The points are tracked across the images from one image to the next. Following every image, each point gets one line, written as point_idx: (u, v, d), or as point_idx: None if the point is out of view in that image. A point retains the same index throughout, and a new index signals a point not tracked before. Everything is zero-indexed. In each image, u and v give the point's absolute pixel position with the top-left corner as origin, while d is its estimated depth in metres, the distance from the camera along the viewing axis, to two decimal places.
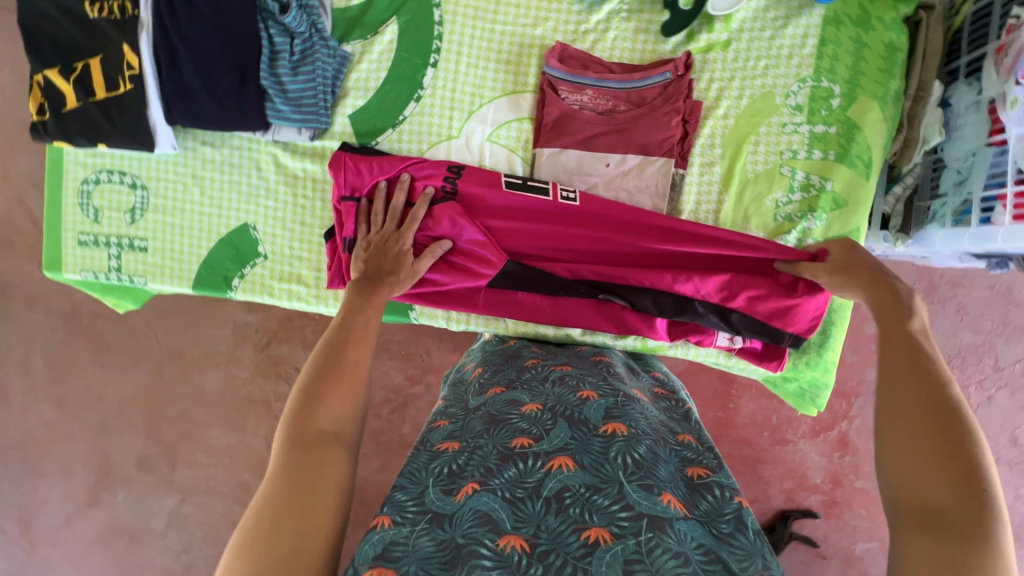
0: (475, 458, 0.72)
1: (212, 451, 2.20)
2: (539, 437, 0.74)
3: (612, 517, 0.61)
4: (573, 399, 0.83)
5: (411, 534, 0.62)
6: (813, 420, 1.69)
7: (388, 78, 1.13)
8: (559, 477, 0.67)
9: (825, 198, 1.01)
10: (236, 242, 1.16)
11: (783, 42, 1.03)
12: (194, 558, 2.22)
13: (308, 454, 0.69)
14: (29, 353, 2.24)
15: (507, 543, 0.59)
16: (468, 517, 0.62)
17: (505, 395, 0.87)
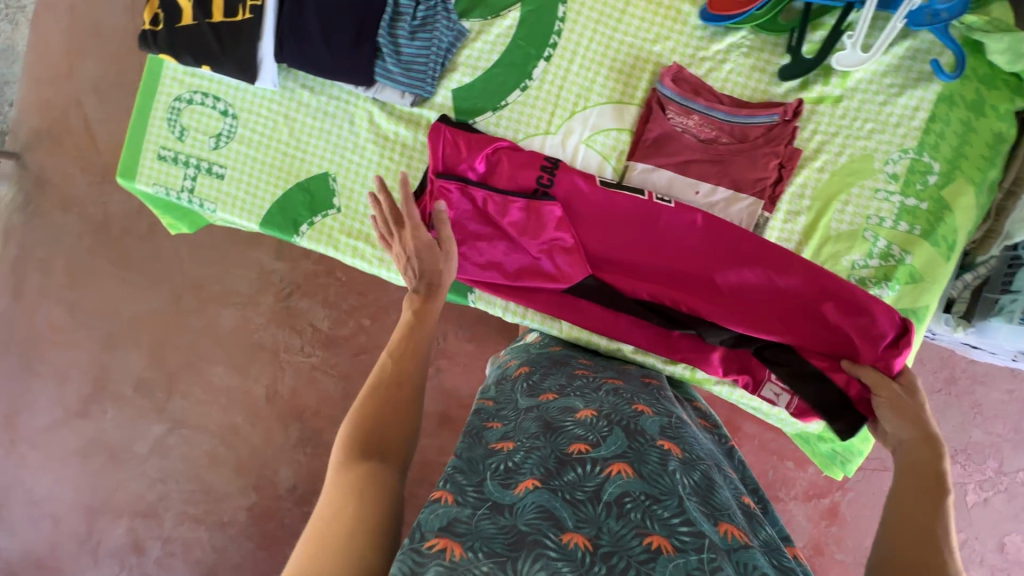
0: (534, 457, 0.74)
1: (210, 388, 2.20)
2: (597, 444, 0.76)
3: (673, 528, 0.63)
4: (628, 409, 0.86)
5: (474, 516, 0.64)
6: (808, 484, 1.69)
7: (500, 61, 1.13)
8: (619, 482, 0.69)
9: (902, 269, 1.01)
10: (313, 188, 1.16)
11: (893, 109, 1.04)
12: (169, 489, 2.20)
13: (363, 465, 0.73)
14: (53, 253, 2.24)
15: (570, 540, 0.60)
16: (530, 509, 0.64)
17: (559, 401, 0.88)
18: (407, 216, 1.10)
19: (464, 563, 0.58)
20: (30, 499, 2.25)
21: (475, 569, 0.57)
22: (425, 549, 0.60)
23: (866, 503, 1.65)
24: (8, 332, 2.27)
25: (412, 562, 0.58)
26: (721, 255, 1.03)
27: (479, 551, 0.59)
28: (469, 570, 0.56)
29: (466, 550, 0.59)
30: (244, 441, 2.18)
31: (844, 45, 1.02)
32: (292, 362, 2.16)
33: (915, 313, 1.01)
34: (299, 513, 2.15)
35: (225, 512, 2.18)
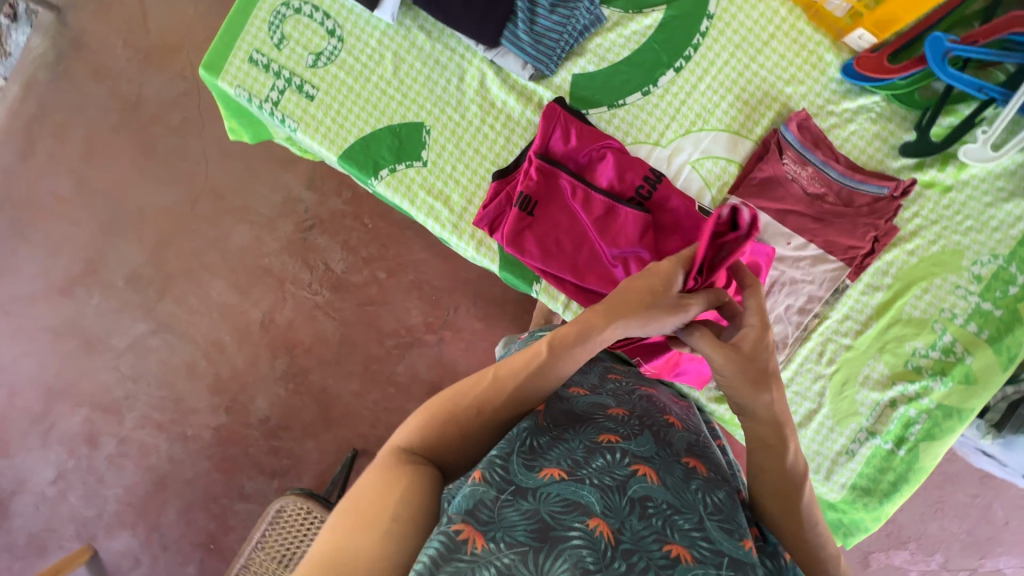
0: (559, 445, 0.64)
1: (205, 300, 2.09)
2: (626, 437, 0.66)
3: (693, 540, 0.55)
4: (660, 418, 0.75)
5: (497, 500, 0.54)
6: None
7: (630, 59, 1.05)
8: (644, 483, 0.59)
9: (960, 368, 0.97)
10: (403, 136, 1.04)
11: (995, 214, 0.99)
12: (138, 391, 2.08)
13: (412, 470, 0.59)
14: (76, 122, 2.11)
15: (596, 527, 0.53)
16: (554, 500, 0.55)
17: (589, 394, 0.77)
18: (497, 189, 0.99)
19: (486, 556, 0.49)
20: None
21: (496, 561, 0.48)
22: (452, 535, 0.50)
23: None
24: (8, 190, 2.13)
25: (440, 551, 0.49)
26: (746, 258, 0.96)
27: (501, 541, 0.50)
28: (493, 565, 0.48)
29: (488, 541, 0.50)
30: (226, 361, 2.07)
31: (974, 139, 0.98)
32: (296, 296, 2.06)
33: (958, 414, 0.97)
34: (265, 445, 2.04)
35: (190, 425, 2.06)
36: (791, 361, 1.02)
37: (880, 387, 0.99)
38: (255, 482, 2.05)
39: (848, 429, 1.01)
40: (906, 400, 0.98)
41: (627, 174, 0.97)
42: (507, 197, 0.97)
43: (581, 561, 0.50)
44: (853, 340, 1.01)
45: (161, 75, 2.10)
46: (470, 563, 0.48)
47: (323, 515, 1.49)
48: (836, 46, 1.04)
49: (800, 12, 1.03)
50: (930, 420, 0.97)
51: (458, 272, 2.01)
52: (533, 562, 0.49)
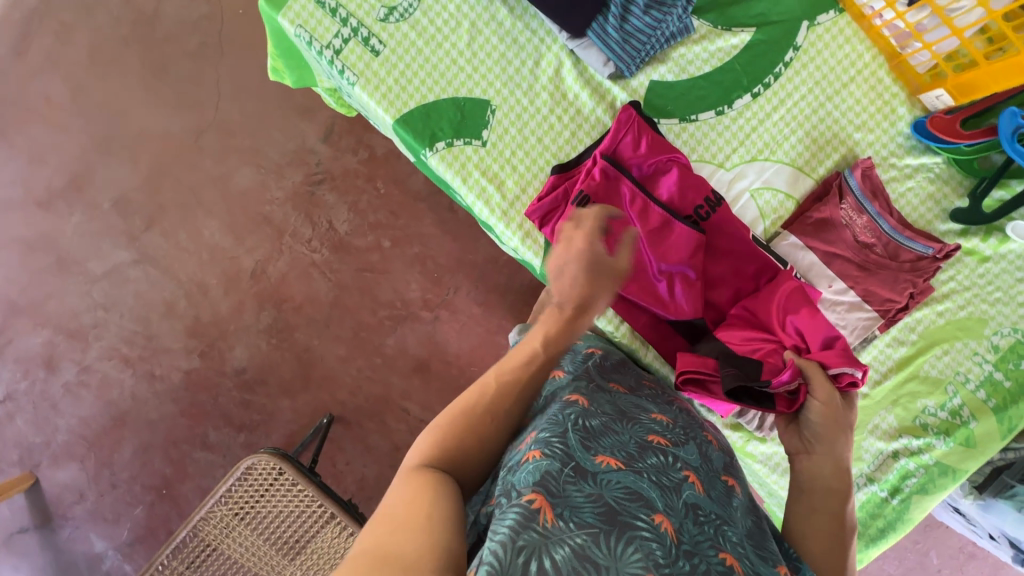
0: (612, 437, 0.68)
1: (196, 239, 1.88)
2: (675, 443, 0.72)
3: (742, 553, 0.60)
4: (700, 431, 0.80)
5: (563, 476, 0.57)
6: None
7: (710, 75, 1.03)
8: (693, 492, 0.64)
9: (962, 431, 1.01)
10: (466, 111, 1.00)
11: (1022, 291, 1.03)
12: (108, 323, 1.86)
13: (440, 477, 0.62)
14: (84, 17, 1.88)
15: (660, 521, 0.56)
16: (616, 487, 0.58)
17: (631, 398, 0.83)
18: (555, 183, 0.97)
19: (558, 532, 0.51)
20: None
21: (570, 540, 0.50)
22: (526, 506, 0.52)
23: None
24: None
25: (516, 521, 0.51)
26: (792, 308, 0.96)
27: (572, 520, 0.52)
28: (567, 539, 0.50)
29: (557, 517, 0.52)
30: (208, 305, 1.88)
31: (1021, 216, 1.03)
32: (294, 251, 1.88)
33: (952, 472, 1.01)
34: (237, 398, 1.89)
35: (160, 365, 1.87)
36: None
37: (887, 437, 1.02)
38: (220, 433, 1.90)
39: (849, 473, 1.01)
40: (908, 453, 1.02)
41: (686, 193, 0.98)
42: (565, 195, 0.96)
43: (651, 554, 0.52)
44: (871, 390, 1.02)
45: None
46: (544, 536, 0.50)
47: (299, 481, 1.30)
48: (912, 101, 1.09)
49: (884, 62, 1.07)
50: (926, 475, 1.01)
51: (465, 253, 1.91)
52: (607, 544, 0.51)
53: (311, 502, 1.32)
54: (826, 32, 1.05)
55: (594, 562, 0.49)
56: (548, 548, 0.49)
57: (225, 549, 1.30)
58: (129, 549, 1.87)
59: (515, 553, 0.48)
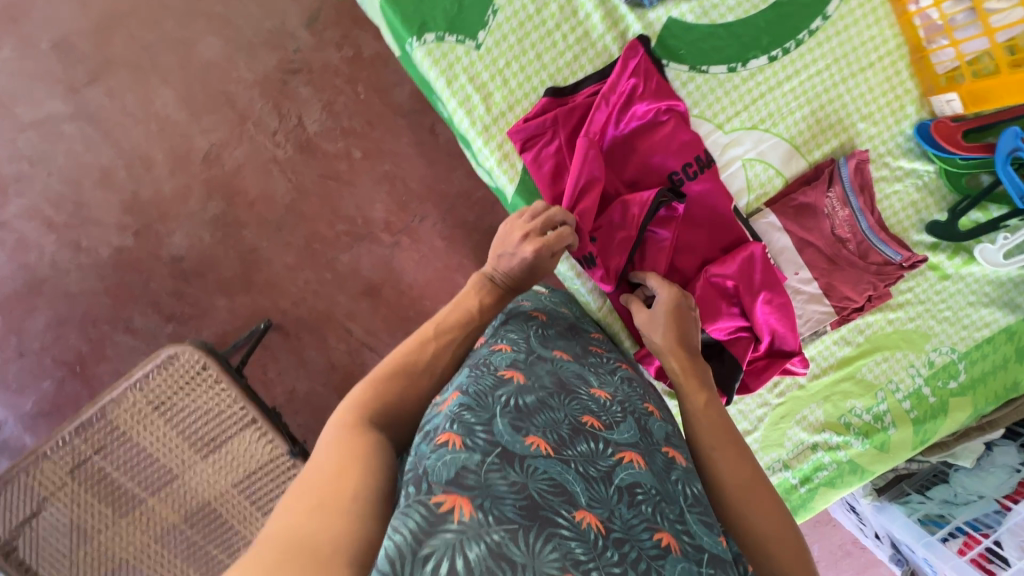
0: (546, 415, 0.62)
1: (145, 106, 1.68)
2: (609, 426, 0.65)
3: (678, 531, 0.55)
4: (640, 405, 0.75)
5: (483, 464, 0.51)
6: None
7: (731, 26, 0.96)
8: (630, 472, 0.59)
9: (880, 436, 1.04)
10: (465, 5, 0.89)
11: (969, 315, 1.06)
12: (32, 180, 1.67)
13: (368, 442, 0.59)
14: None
15: (583, 518, 0.50)
16: (541, 477, 0.52)
17: (574, 367, 0.77)
18: (546, 107, 0.92)
19: (475, 526, 0.45)
20: None
21: (486, 537, 0.45)
22: (433, 508, 0.46)
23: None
24: None
25: (421, 523, 0.45)
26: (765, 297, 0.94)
27: (490, 514, 0.47)
28: (480, 538, 0.45)
29: (476, 509, 0.47)
30: (151, 182, 1.71)
31: (991, 240, 1.04)
32: (255, 142, 1.73)
33: (860, 472, 1.05)
34: (170, 286, 1.76)
35: (89, 237, 1.71)
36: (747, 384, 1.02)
37: (811, 429, 1.04)
38: (145, 320, 1.78)
39: (768, 456, 1.04)
40: (826, 447, 1.04)
41: (676, 149, 0.94)
42: (553, 125, 0.91)
43: (570, 552, 0.47)
44: (808, 382, 1.04)
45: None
46: (457, 534, 0.44)
47: (222, 379, 1.24)
48: (922, 101, 1.06)
49: (905, 53, 1.03)
50: (836, 471, 1.04)
51: (439, 182, 1.82)
52: (524, 542, 0.46)
53: (233, 403, 1.25)
54: (857, 8, 1.00)
55: (510, 560, 0.44)
56: (459, 548, 0.43)
57: (134, 438, 1.22)
58: (32, 422, 1.77)
59: (419, 562, 0.42)
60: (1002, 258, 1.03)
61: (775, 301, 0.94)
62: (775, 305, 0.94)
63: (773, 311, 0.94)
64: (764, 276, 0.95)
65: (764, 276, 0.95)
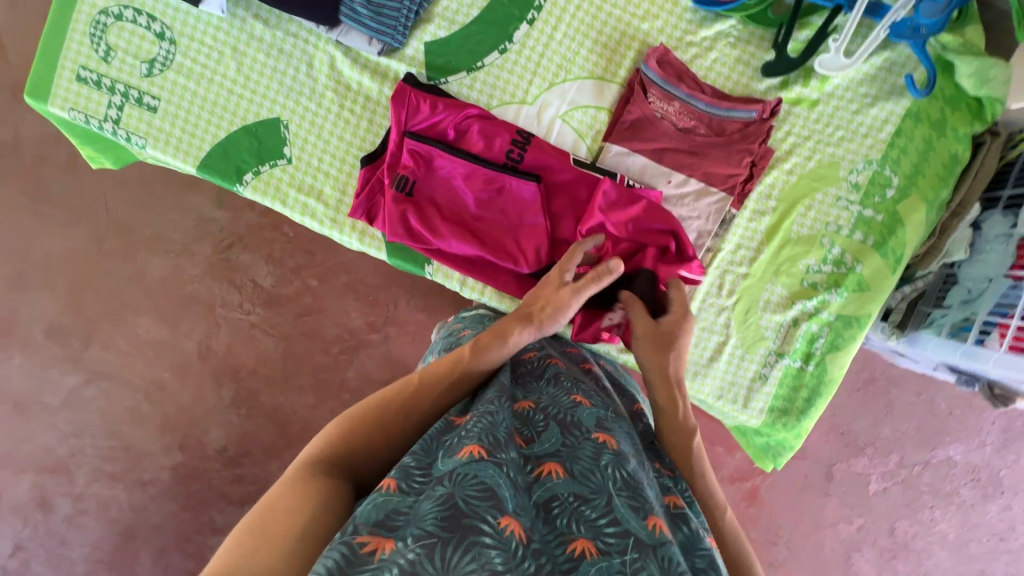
0: (482, 422, 0.59)
1: (134, 341, 1.52)
2: (531, 440, 0.62)
3: (598, 531, 0.51)
4: (566, 399, 0.69)
5: (416, 503, 0.49)
6: (854, 496, 1.40)
7: (481, 18, 0.91)
8: (549, 486, 0.55)
9: (851, 277, 0.95)
10: (261, 135, 0.92)
11: (863, 120, 0.93)
12: (84, 449, 1.51)
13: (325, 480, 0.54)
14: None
15: (507, 525, 0.47)
16: (470, 483, 0.50)
17: (505, 382, 0.72)
18: (367, 177, 0.90)
19: (393, 556, 0.43)
20: None
21: (400, 561, 0.43)
22: (355, 547, 0.44)
23: (857, 512, 1.40)
24: None
25: (338, 563, 0.43)
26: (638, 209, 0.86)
27: (409, 537, 0.45)
28: (395, 564, 0.42)
29: (397, 541, 0.45)
30: (171, 405, 1.51)
31: (829, 49, 0.88)
32: (230, 319, 1.51)
33: (857, 321, 0.95)
34: (229, 475, 1.50)
35: (145, 471, 1.51)
36: (693, 297, 0.96)
37: (781, 308, 0.96)
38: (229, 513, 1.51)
39: (758, 354, 0.97)
40: (807, 315, 0.96)
41: (488, 139, 0.89)
42: (380, 192, 0.89)
43: (489, 562, 0.44)
44: (749, 268, 0.96)
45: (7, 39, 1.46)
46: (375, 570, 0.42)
47: None
48: None
49: None
50: (832, 332, 0.96)
51: None
52: (442, 556, 0.43)
53: None
54: None
55: None
56: None
57: None
58: None
59: None
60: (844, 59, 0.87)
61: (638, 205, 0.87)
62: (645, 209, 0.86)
63: (648, 215, 0.86)
64: (617, 192, 0.87)
65: (617, 192, 0.87)
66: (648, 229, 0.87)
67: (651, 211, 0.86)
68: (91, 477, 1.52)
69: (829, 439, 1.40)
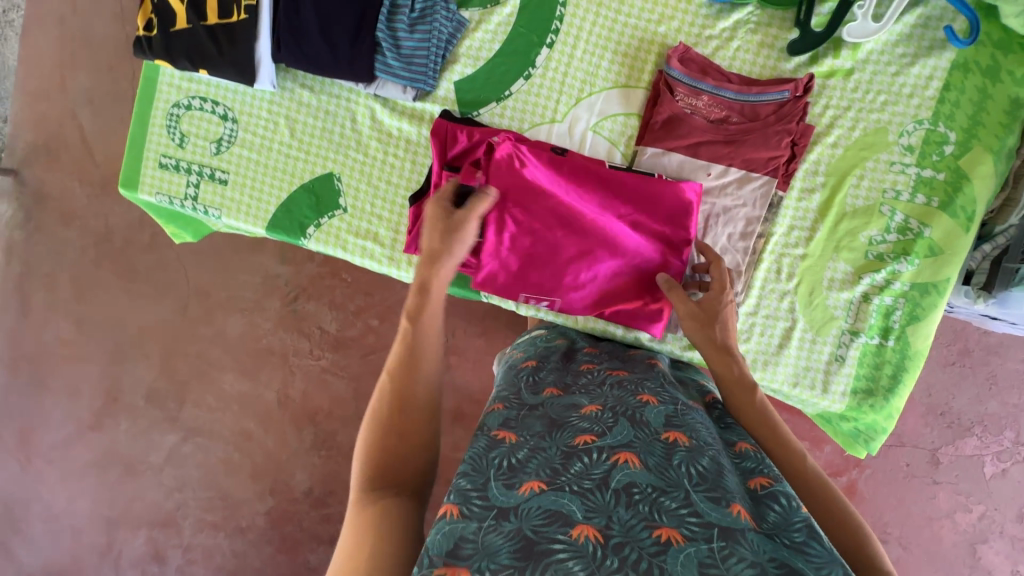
0: (539, 454, 0.59)
1: (221, 397, 1.64)
2: (603, 433, 0.61)
3: (681, 518, 0.50)
4: (633, 400, 0.69)
5: (480, 528, 0.50)
6: (966, 481, 1.28)
7: (503, 50, 0.96)
8: (627, 470, 0.55)
9: (921, 243, 0.90)
10: (318, 190, 1.01)
11: (905, 80, 0.90)
12: (188, 502, 1.63)
13: (377, 511, 0.55)
14: (13, 230, 1.68)
15: (581, 531, 0.49)
16: (537, 513, 0.51)
17: (563, 397, 0.72)
18: (416, 214, 0.94)
19: None
20: (23, 548, 1.69)
21: None
22: None
23: (975, 499, 1.28)
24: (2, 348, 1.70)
25: None
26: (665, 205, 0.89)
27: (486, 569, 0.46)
28: None
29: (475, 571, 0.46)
30: (259, 452, 1.62)
31: (854, 16, 0.88)
32: (304, 367, 1.61)
33: (935, 287, 0.90)
34: (318, 515, 1.58)
35: (243, 518, 1.61)
36: (752, 286, 0.94)
37: (847, 285, 0.92)
38: (322, 552, 1.58)
39: (830, 336, 0.94)
40: (878, 289, 0.92)
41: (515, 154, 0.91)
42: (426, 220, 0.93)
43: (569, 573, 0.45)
44: (806, 248, 0.93)
45: (90, 141, 1.64)
46: None
47: None
48: None
49: None
50: (910, 302, 0.91)
51: None
52: None
53: None
54: None
55: None
56: None
57: None
58: None
59: None
60: (873, 23, 0.87)
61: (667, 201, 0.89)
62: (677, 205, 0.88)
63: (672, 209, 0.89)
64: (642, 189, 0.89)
65: (642, 189, 0.89)
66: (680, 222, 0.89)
67: (674, 205, 0.88)
68: (196, 528, 1.63)
69: (930, 422, 1.29)
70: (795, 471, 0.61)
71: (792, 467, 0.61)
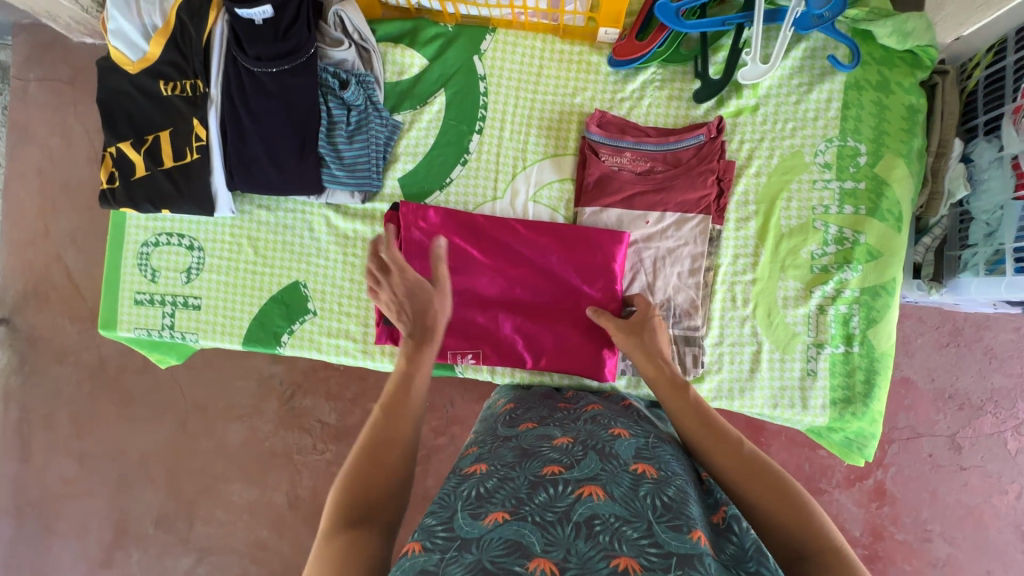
0: (507, 484, 0.61)
1: (229, 509, 1.61)
2: (571, 466, 0.63)
3: (641, 548, 0.51)
4: (605, 434, 0.71)
5: (441, 559, 0.50)
6: (984, 465, 1.27)
7: (438, 142, 1.03)
8: (590, 504, 0.56)
9: (859, 250, 0.94)
10: (287, 299, 1.05)
11: (807, 106, 0.97)
12: None
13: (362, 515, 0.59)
14: (9, 377, 1.70)
15: (537, 566, 0.48)
16: (496, 544, 0.51)
17: (537, 431, 0.75)
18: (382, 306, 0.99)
19: None
20: None
21: None
22: None
23: (996, 484, 1.26)
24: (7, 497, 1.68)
25: None
26: (593, 242, 0.95)
27: None
28: None
29: None
30: (277, 560, 1.58)
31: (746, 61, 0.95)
32: (308, 464, 1.60)
33: (884, 288, 0.94)
34: None
35: None
36: (712, 318, 0.98)
37: (801, 301, 0.96)
38: None
39: (797, 352, 0.96)
40: (831, 300, 0.95)
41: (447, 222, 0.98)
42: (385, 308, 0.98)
43: None
44: (755, 273, 0.97)
45: (75, 280, 1.70)
46: None
47: None
48: (597, 47, 1.01)
49: None
50: (864, 306, 0.94)
51: None
52: None
53: None
54: (506, 36, 1.02)
55: None
56: None
57: None
58: None
59: None
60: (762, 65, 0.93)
61: (594, 236, 0.95)
62: (606, 239, 0.95)
63: (596, 241, 0.95)
64: (566, 233, 0.96)
65: (567, 234, 0.96)
66: (608, 255, 0.94)
67: (599, 237, 0.95)
68: None
69: (941, 408, 1.28)
70: (753, 463, 0.62)
71: (746, 465, 0.62)
